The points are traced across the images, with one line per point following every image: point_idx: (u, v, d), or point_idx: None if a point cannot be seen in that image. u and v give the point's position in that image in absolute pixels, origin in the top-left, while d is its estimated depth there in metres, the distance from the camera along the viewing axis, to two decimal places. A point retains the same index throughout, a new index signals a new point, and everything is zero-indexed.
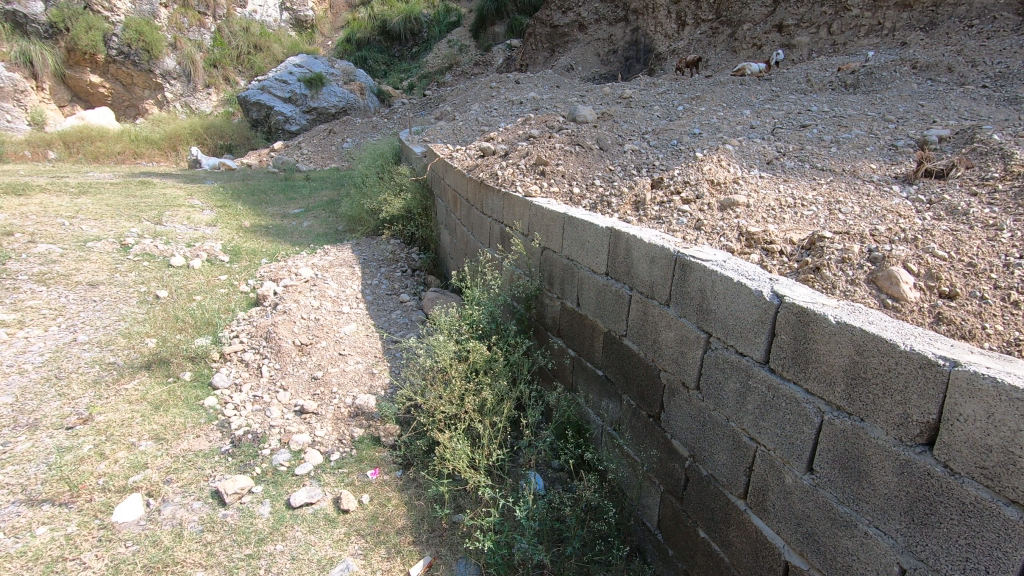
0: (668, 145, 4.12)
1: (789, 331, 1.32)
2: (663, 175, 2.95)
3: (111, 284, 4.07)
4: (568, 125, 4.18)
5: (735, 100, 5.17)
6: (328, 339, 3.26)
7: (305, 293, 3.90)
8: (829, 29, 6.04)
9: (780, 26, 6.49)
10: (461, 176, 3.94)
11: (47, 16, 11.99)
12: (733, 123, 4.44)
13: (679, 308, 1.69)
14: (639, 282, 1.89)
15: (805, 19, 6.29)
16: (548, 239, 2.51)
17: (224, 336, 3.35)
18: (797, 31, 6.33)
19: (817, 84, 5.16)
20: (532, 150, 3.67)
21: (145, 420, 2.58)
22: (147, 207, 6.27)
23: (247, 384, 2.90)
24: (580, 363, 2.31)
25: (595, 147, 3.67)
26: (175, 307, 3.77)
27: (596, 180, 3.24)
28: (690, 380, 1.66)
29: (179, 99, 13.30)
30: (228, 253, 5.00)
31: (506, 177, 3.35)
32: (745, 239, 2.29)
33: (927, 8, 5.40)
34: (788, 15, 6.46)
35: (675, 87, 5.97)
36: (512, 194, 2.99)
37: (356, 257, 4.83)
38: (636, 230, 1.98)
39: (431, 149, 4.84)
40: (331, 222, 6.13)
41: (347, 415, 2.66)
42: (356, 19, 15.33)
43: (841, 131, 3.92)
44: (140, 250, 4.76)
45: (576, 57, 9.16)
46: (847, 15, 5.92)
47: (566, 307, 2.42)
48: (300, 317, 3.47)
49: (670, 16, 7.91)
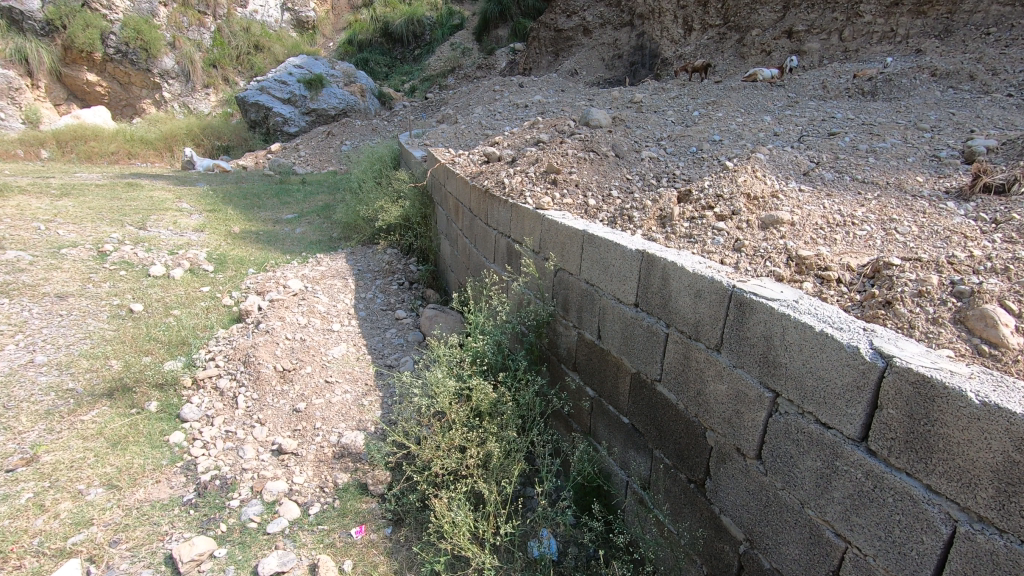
0: (687, 153, 3.82)
1: (900, 406, 1.00)
2: (692, 188, 2.62)
3: (81, 296, 3.74)
4: (580, 130, 3.87)
5: (751, 106, 4.86)
6: (314, 364, 2.93)
7: (292, 310, 3.57)
8: (841, 36, 5.74)
9: (789, 32, 6.18)
10: (464, 184, 3.63)
11: (44, 13, 11.75)
12: (755, 130, 4.13)
13: (734, 357, 1.37)
14: (679, 318, 1.56)
15: (816, 25, 5.98)
16: (564, 259, 2.18)
17: (198, 359, 3.02)
18: (807, 37, 6.02)
19: (833, 90, 4.87)
20: (543, 157, 3.34)
21: (98, 461, 2.24)
22: (131, 210, 5.96)
23: (219, 418, 2.57)
24: (602, 407, 1.99)
25: (610, 154, 3.36)
26: (149, 324, 3.44)
27: (613, 192, 2.93)
28: (749, 448, 1.34)
29: (177, 99, 13.00)
30: (213, 263, 4.67)
31: (513, 186, 3.03)
32: (795, 264, 1.96)
33: (942, 15, 5.12)
34: (798, 21, 6.16)
35: (687, 92, 5.66)
36: (521, 206, 2.67)
37: (350, 268, 4.53)
38: (674, 255, 1.65)
39: (432, 154, 4.52)
40: (325, 230, 5.80)
41: (330, 456, 2.34)
42: (357, 20, 15.03)
43: (875, 141, 3.61)
44: (118, 259, 4.44)
45: (580, 61, 8.84)
46: (860, 22, 5.63)
47: (585, 339, 2.10)
48: (284, 339, 3.13)
49: (676, 21, 7.63)
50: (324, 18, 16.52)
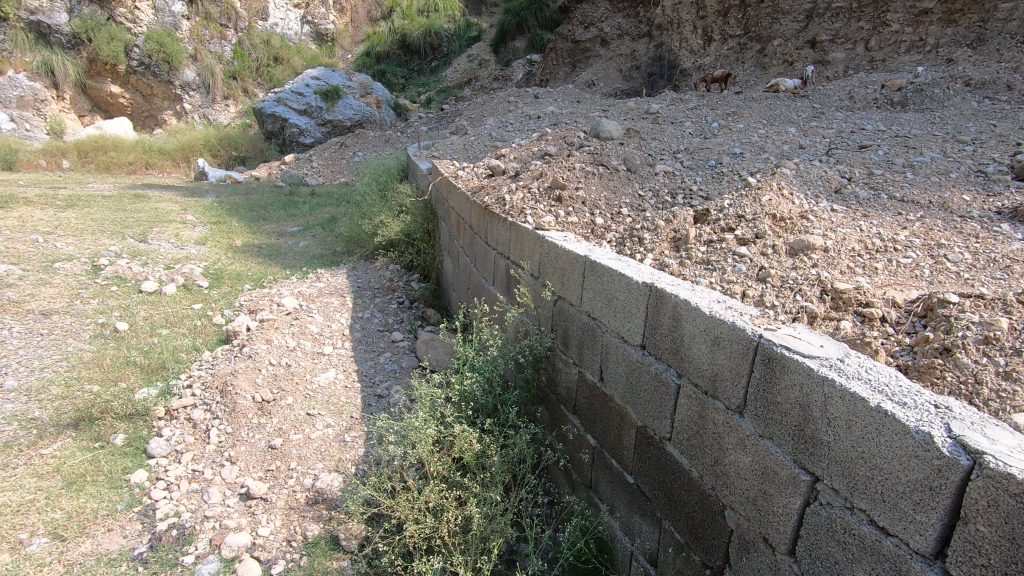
0: (705, 167, 3.56)
1: (997, 523, 0.74)
2: (710, 207, 2.35)
3: (67, 314, 3.59)
4: (590, 142, 3.62)
5: (774, 117, 4.58)
6: (296, 394, 2.71)
7: (282, 331, 3.36)
8: (867, 46, 5.43)
9: (813, 42, 5.88)
10: (465, 200, 3.41)
11: (70, 27, 11.95)
12: (779, 143, 3.86)
13: (760, 424, 1.11)
14: (693, 369, 1.30)
15: (840, 35, 5.68)
16: (564, 287, 1.94)
17: (175, 386, 2.82)
18: (832, 46, 5.72)
19: (861, 101, 4.57)
20: (547, 171, 3.10)
21: (47, 505, 2.04)
22: (135, 222, 5.86)
23: (188, 454, 2.36)
24: (603, 459, 1.73)
25: (622, 169, 3.12)
26: (132, 346, 3.26)
27: (623, 210, 2.69)
28: (779, 541, 1.08)
29: (196, 111, 13.08)
30: (209, 278, 4.51)
31: (514, 203, 2.79)
32: (832, 299, 1.68)
33: (975, 24, 4.80)
34: (822, 30, 5.85)
35: (706, 103, 5.40)
36: (520, 226, 2.43)
37: (349, 285, 4.33)
38: (686, 291, 1.40)
39: (436, 167, 4.32)
40: (329, 243, 5.62)
41: (303, 503, 2.10)
42: (375, 32, 14.99)
43: (912, 155, 3.30)
44: (112, 273, 4.30)
45: (597, 72, 8.61)
46: (886, 31, 5.32)
47: (586, 380, 1.85)
48: (267, 365, 2.92)
49: (696, 31, 7.36)
50: (344, 30, 15.87)
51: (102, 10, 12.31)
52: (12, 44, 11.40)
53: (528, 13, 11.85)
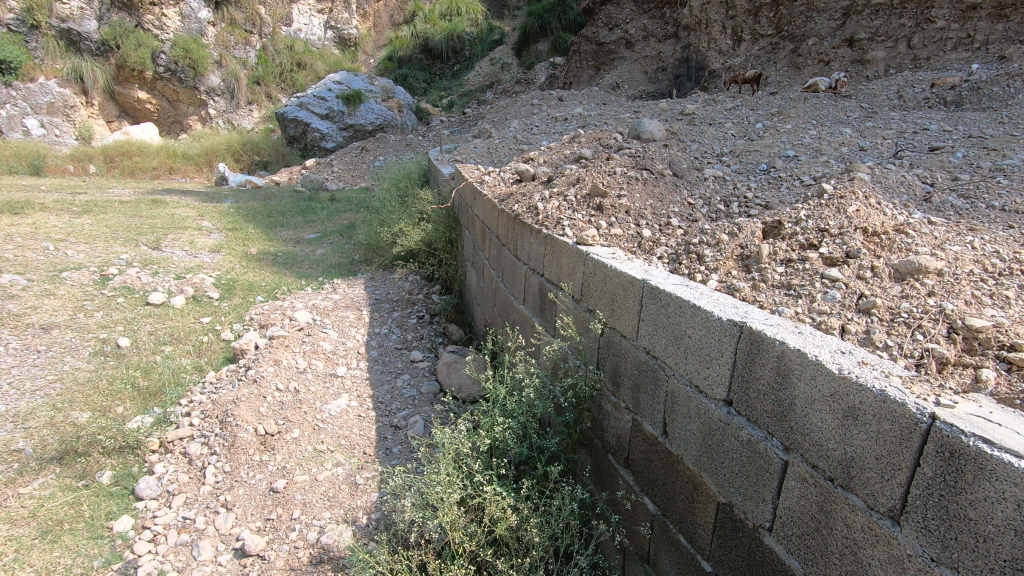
0: (756, 172, 3.23)
1: None
2: (782, 219, 2.00)
3: (68, 328, 3.39)
4: (630, 143, 3.29)
5: (822, 117, 4.20)
6: (303, 426, 2.42)
7: (292, 350, 3.09)
8: (909, 43, 5.01)
9: (851, 41, 5.46)
10: (492, 208, 3.11)
11: (99, 34, 12.03)
12: (836, 144, 3.49)
13: (932, 543, 0.79)
14: (811, 446, 0.97)
15: (880, 32, 5.25)
16: (617, 318, 1.62)
17: (173, 414, 2.56)
18: (871, 45, 5.29)
19: (912, 101, 4.17)
20: (585, 176, 2.78)
21: (16, 560, 1.79)
22: (149, 228, 5.68)
23: (179, 497, 2.10)
24: (667, 533, 1.41)
25: (667, 173, 2.79)
26: (132, 365, 3.02)
27: (672, 221, 2.37)
28: None
29: (221, 116, 13.05)
30: (221, 288, 4.27)
31: (549, 212, 2.46)
32: (965, 339, 1.32)
33: None
34: (860, 28, 5.44)
35: (744, 104, 5.02)
36: (557, 239, 2.11)
37: (367, 296, 4.06)
38: (796, 336, 1.06)
39: (460, 172, 4.01)
40: (347, 252, 5.36)
41: (305, 563, 1.81)
42: (398, 36, 14.78)
43: (997, 157, 2.89)
44: (120, 284, 4.09)
45: (622, 74, 8.26)
46: (931, 28, 4.88)
47: (643, 431, 1.53)
48: (273, 391, 2.63)
49: (725, 31, 6.96)
50: (366, 34, 15.69)
51: (130, 16, 12.37)
52: (43, 51, 11.50)
53: (551, 16, 11.53)
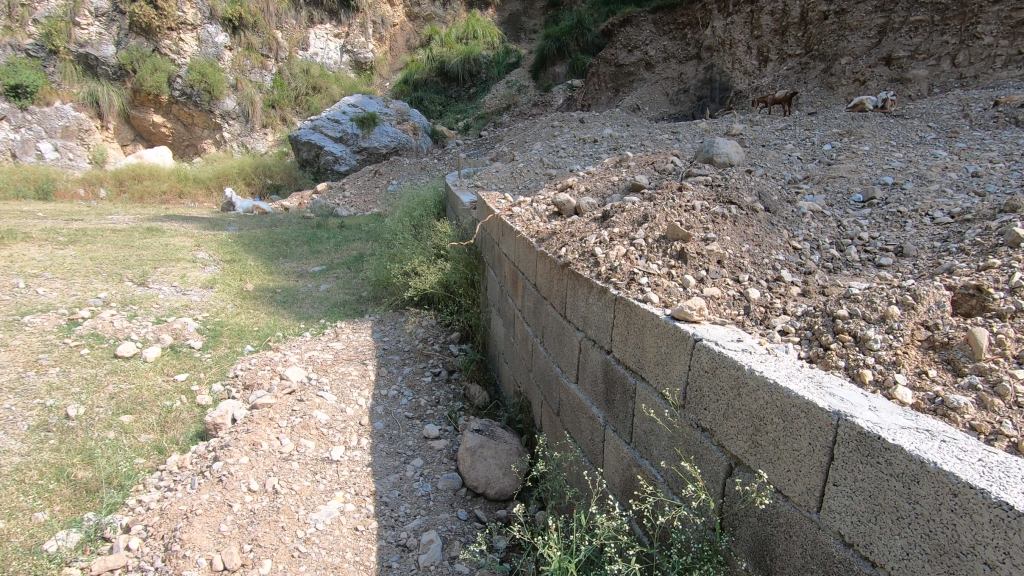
0: (851, 205, 2.58)
1: None
2: (985, 284, 1.33)
3: (12, 392, 2.78)
4: (702, 167, 2.64)
5: (901, 137, 3.53)
6: (278, 555, 1.80)
7: (276, 425, 2.43)
8: (954, 61, 4.37)
9: (888, 59, 4.80)
10: (526, 246, 2.47)
11: (116, 58, 11.78)
12: (938, 169, 2.82)
13: None
14: None
15: (921, 50, 4.61)
16: (778, 467, 0.99)
17: (108, 527, 1.95)
18: (911, 63, 4.64)
19: (978, 120, 3.50)
20: (653, 211, 2.14)
21: None
22: (138, 261, 5.13)
23: None
24: None
25: (760, 208, 2.14)
26: (77, 446, 2.40)
27: (783, 275, 1.73)
28: None
29: (235, 139, 12.67)
30: (206, 335, 3.66)
31: (616, 260, 1.82)
32: None
33: None
34: (898, 46, 4.79)
35: (798, 124, 4.37)
36: (636, 306, 1.46)
37: (376, 345, 3.42)
38: None
39: (483, 202, 3.39)
40: (354, 288, 4.75)
41: None
42: (414, 59, 14.36)
43: None
44: (88, 330, 3.49)
45: (641, 96, 7.57)
46: (977, 44, 4.26)
47: None
48: (241, 497, 2.01)
49: (750, 51, 6.40)
50: (383, 58, 15.32)
51: (148, 41, 12.14)
52: (60, 76, 11.27)
53: (568, 38, 11.13)
